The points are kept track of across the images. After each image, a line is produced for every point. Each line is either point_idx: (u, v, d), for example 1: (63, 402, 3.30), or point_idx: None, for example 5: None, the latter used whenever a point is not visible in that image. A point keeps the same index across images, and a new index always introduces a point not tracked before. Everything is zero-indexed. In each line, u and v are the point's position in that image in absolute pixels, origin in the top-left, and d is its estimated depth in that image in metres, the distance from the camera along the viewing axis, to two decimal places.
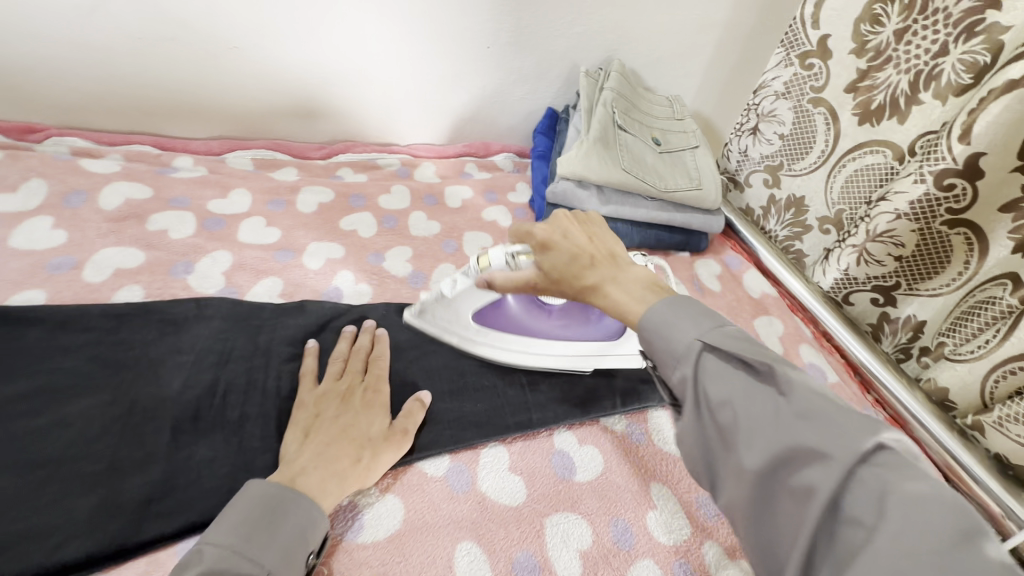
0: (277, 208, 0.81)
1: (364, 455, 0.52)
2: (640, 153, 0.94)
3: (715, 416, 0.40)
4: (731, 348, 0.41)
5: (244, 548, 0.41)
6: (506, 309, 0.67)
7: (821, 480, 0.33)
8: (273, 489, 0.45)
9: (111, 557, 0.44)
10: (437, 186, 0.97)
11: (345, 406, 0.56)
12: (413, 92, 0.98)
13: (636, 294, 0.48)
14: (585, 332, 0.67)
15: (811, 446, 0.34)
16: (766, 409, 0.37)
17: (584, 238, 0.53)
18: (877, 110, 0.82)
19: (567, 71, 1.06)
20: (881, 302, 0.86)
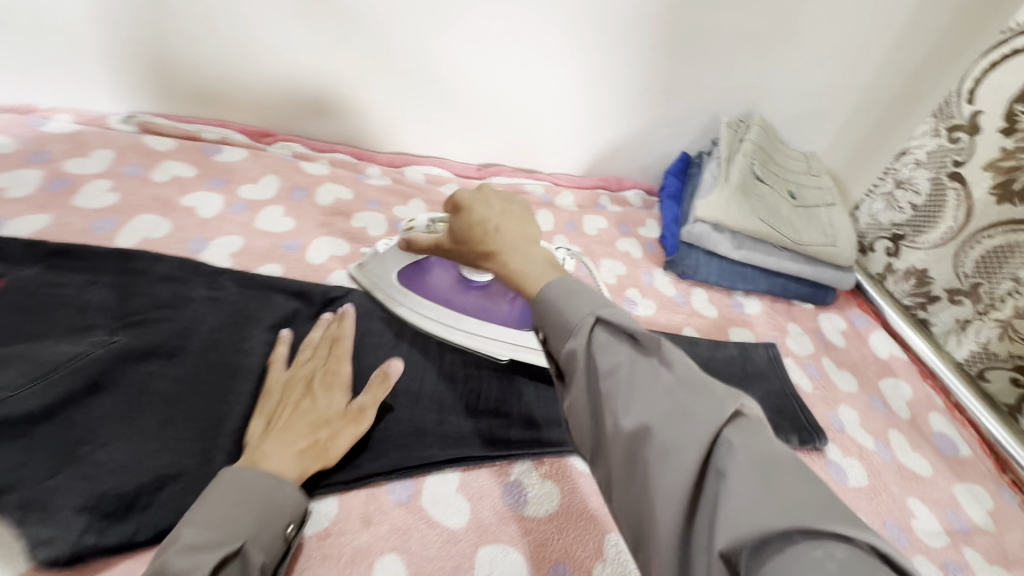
0: (446, 218, 0.94)
1: (321, 435, 0.52)
2: (776, 204, 0.98)
3: (597, 380, 0.40)
4: (611, 315, 0.42)
5: (219, 526, 0.42)
6: (429, 279, 0.72)
7: (694, 441, 0.35)
8: (242, 470, 0.46)
9: (346, 483, 0.55)
10: (576, 214, 1.07)
11: (299, 394, 0.55)
12: (564, 128, 1.09)
13: (538, 265, 0.48)
14: (500, 309, 0.70)
15: (679, 409, 0.36)
16: (642, 374, 0.38)
17: (497, 207, 0.52)
18: (1020, 192, 0.83)
19: (707, 120, 1.13)
20: (1022, 382, 0.85)
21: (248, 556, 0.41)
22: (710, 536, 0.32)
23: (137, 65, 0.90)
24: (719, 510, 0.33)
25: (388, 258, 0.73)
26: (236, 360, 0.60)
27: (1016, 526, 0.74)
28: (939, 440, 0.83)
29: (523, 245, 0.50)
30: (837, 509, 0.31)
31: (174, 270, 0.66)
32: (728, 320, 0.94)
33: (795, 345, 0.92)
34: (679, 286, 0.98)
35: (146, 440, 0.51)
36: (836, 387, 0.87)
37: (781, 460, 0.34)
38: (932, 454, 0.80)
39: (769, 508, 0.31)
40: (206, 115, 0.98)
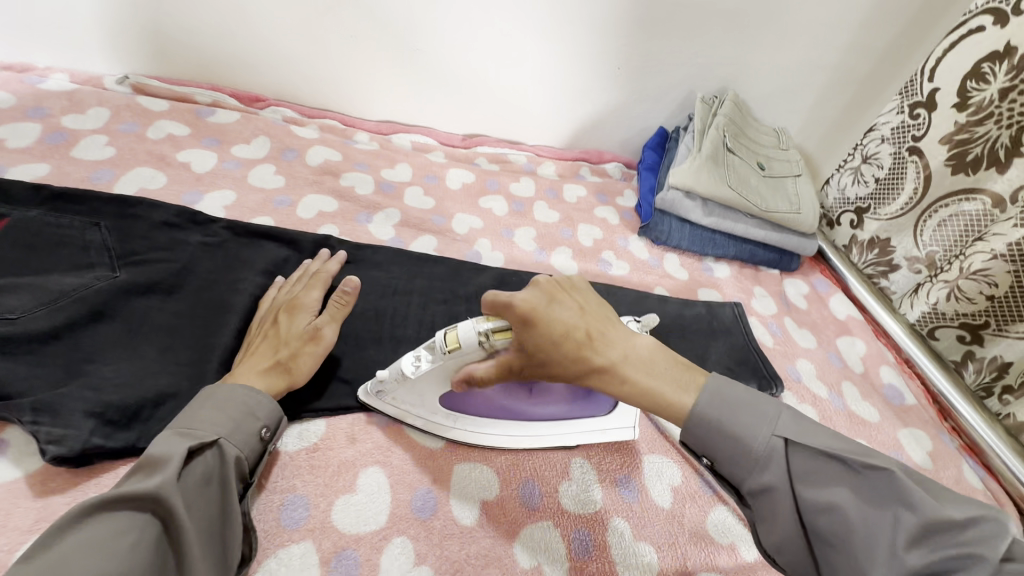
0: (431, 182, 0.98)
1: (281, 355, 0.57)
2: (745, 174, 1.04)
3: (731, 463, 0.49)
4: (723, 391, 0.51)
5: (196, 424, 0.47)
6: (477, 395, 0.59)
7: (849, 517, 0.43)
8: (217, 385, 0.52)
9: (332, 408, 0.59)
10: (557, 183, 1.12)
11: (268, 322, 0.61)
12: (547, 101, 1.13)
13: (657, 369, 0.53)
14: (570, 408, 0.62)
15: (777, 476, 0.47)
16: (768, 451, 0.48)
17: (577, 312, 0.54)
18: (973, 162, 0.90)
19: (684, 95, 1.18)
20: (967, 339, 0.92)
21: (223, 449, 0.47)
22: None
23: (131, 29, 0.93)
24: (859, 568, 0.42)
25: (432, 387, 0.57)
26: (230, 298, 0.64)
27: (951, 464, 0.80)
28: (888, 390, 0.89)
29: (620, 344, 0.54)
30: (944, 539, 0.40)
31: (170, 217, 0.70)
32: (698, 282, 1.00)
33: (760, 305, 0.98)
34: (653, 250, 1.03)
35: (148, 363, 0.56)
36: (796, 343, 0.93)
37: (892, 500, 0.43)
38: (880, 402, 0.87)
39: (907, 554, 0.40)
40: (199, 79, 1.01)
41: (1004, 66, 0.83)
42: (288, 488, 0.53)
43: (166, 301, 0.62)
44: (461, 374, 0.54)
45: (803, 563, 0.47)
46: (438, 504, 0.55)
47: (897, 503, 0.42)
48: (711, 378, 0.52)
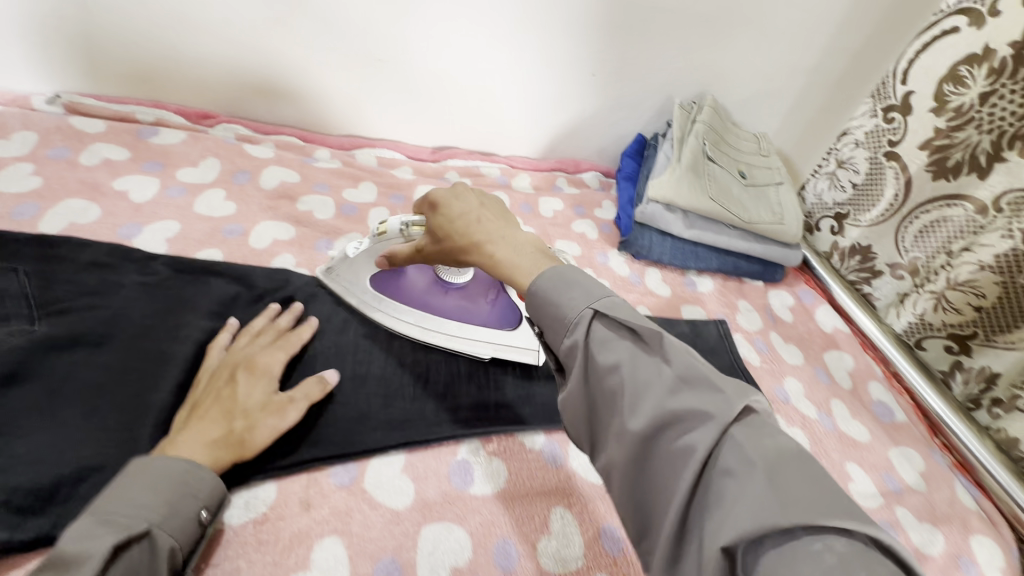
0: (398, 201, 0.92)
1: (237, 424, 0.51)
2: (726, 184, 1.00)
3: (551, 330, 0.46)
4: (565, 272, 0.47)
5: (123, 512, 0.41)
6: (405, 279, 0.70)
7: (624, 378, 0.41)
8: (150, 458, 0.45)
9: (287, 467, 0.54)
10: (532, 196, 1.07)
11: (220, 377, 0.54)
12: (519, 110, 1.08)
13: (522, 254, 0.51)
14: (478, 311, 0.69)
15: (577, 337, 0.43)
16: (577, 320, 0.44)
17: (476, 202, 0.55)
18: (953, 168, 0.87)
19: (661, 101, 1.14)
20: (955, 350, 0.89)
21: (154, 540, 0.41)
22: (643, 465, 0.39)
23: (61, 42, 0.85)
24: (660, 445, 0.38)
25: (365, 266, 0.68)
26: (167, 346, 0.58)
27: (944, 485, 0.78)
28: (877, 407, 0.87)
29: (506, 235, 0.53)
30: (749, 441, 0.36)
31: (101, 257, 0.64)
32: (680, 298, 0.96)
33: (745, 321, 0.95)
34: (634, 266, 0.99)
35: (68, 431, 0.50)
36: (783, 360, 0.90)
37: (698, 379, 0.39)
38: (870, 421, 0.84)
39: (687, 440, 0.37)
40: (141, 95, 0.93)
41: (981, 70, 0.81)
42: (232, 571, 0.47)
43: (92, 354, 0.55)
44: (381, 258, 0.65)
45: (585, 427, 0.44)
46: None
47: (710, 387, 0.39)
48: (561, 264, 0.48)
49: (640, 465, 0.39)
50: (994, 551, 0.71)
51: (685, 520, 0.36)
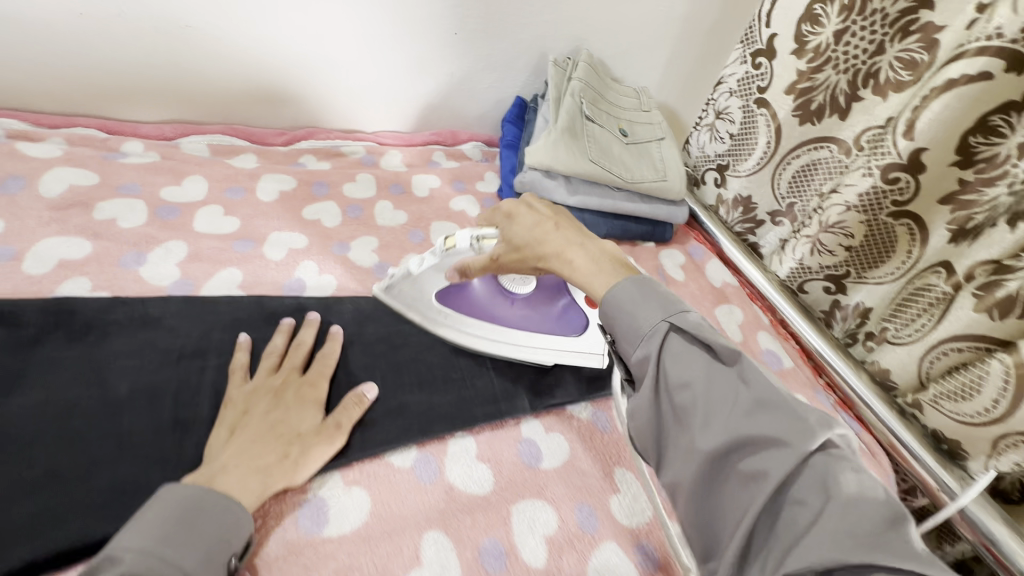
0: (235, 196, 0.78)
1: (292, 450, 0.51)
2: (606, 143, 0.95)
3: (625, 340, 0.50)
4: (647, 283, 0.51)
5: (163, 549, 0.39)
6: (470, 294, 0.71)
7: (696, 394, 0.44)
8: (190, 492, 0.43)
9: (72, 556, 0.43)
10: (404, 174, 0.96)
11: (277, 403, 0.54)
12: (375, 79, 0.97)
13: (600, 265, 0.55)
14: (544, 321, 0.70)
15: (653, 348, 0.47)
16: (652, 333, 0.48)
17: (548, 210, 0.61)
18: (817, 111, 0.87)
19: (536, 60, 1.06)
20: (833, 290, 0.91)
21: None
22: (712, 482, 0.42)
23: None
24: (730, 463, 0.41)
25: (435, 279, 0.70)
26: None
27: None
28: (766, 356, 0.88)
29: (581, 242, 0.58)
30: (822, 468, 0.39)
31: None
32: None
33: None
34: None
35: None
36: None
37: (779, 404, 0.41)
38: None
39: (757, 462, 0.40)
40: None
41: (835, 7, 0.80)
42: None
43: None
44: (454, 267, 0.68)
45: (654, 439, 0.47)
46: None
47: (788, 414, 0.41)
48: (642, 275, 0.53)
49: (716, 472, 0.42)
50: None
51: (753, 541, 0.40)
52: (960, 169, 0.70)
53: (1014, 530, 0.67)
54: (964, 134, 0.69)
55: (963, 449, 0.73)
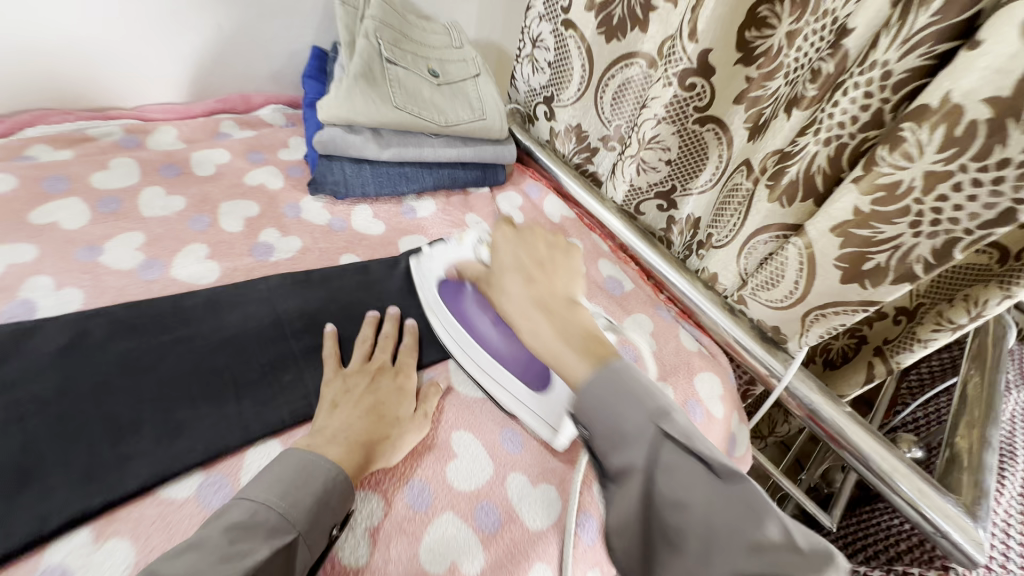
0: None
1: (392, 432, 0.55)
2: (413, 86, 0.86)
3: (604, 439, 0.45)
4: (615, 369, 0.46)
5: (279, 508, 0.45)
6: (465, 291, 0.66)
7: (690, 517, 0.40)
8: (308, 456, 0.48)
9: None
10: (180, 152, 0.81)
11: (375, 387, 0.58)
12: (115, 40, 0.80)
13: (570, 338, 0.49)
14: (517, 357, 0.62)
15: (638, 457, 0.42)
16: (641, 440, 0.43)
17: (533, 243, 0.59)
18: (619, 26, 0.84)
19: (322, 0, 0.93)
20: (665, 207, 0.92)
21: (294, 553, 0.44)
22: None
23: None
24: None
25: (438, 268, 0.69)
26: None
27: (671, 338, 0.82)
28: (609, 283, 0.87)
29: (559, 327, 0.50)
30: (697, 476, 0.41)
31: None
32: (399, 231, 0.83)
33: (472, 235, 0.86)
34: (336, 209, 0.82)
35: None
36: None
37: (748, 554, 0.37)
38: (604, 299, 0.84)
39: None
40: None
41: None
42: None
43: None
44: (449, 266, 0.67)
45: (636, 552, 0.43)
46: None
47: (812, 569, 0.36)
48: (619, 360, 0.47)
49: (704, 560, 0.38)
50: (713, 382, 0.78)
51: None
52: (744, 66, 0.71)
53: (825, 393, 0.75)
54: (740, 29, 0.69)
55: (782, 335, 0.77)
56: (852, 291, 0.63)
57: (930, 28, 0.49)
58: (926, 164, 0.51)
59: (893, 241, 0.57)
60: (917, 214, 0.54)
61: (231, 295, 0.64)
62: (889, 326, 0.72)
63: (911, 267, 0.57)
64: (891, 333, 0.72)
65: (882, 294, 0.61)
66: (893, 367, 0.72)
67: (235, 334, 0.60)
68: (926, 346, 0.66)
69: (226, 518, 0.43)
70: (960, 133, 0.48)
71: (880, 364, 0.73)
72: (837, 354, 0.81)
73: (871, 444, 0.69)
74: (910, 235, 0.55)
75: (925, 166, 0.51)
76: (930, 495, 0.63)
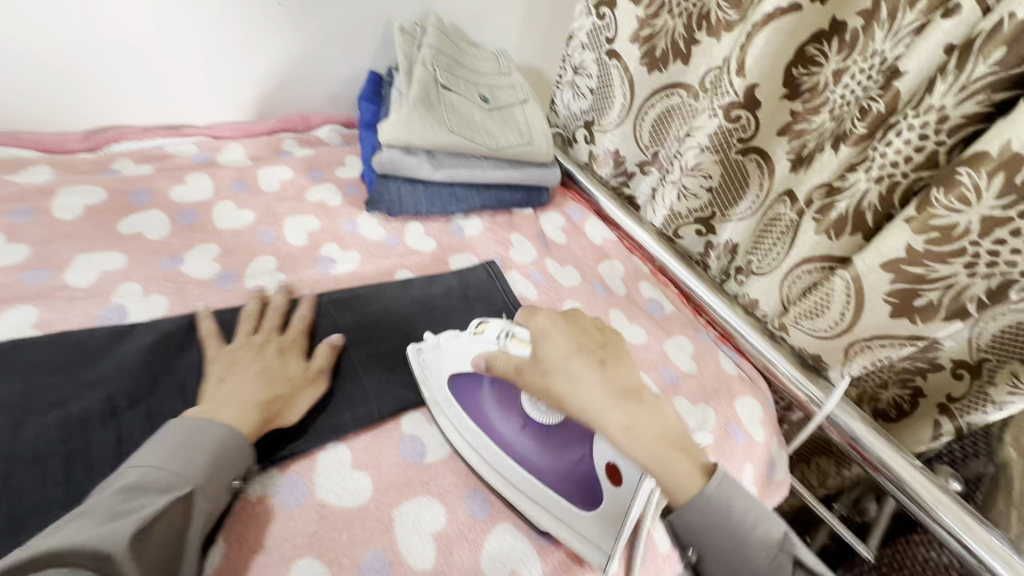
0: (23, 219, 0.66)
1: (279, 396, 0.55)
2: (467, 110, 0.91)
3: (711, 555, 0.49)
4: (730, 515, 0.48)
5: (173, 468, 0.45)
6: (480, 399, 0.60)
7: (727, 508, 0.48)
8: (194, 423, 0.48)
9: None
10: (247, 169, 0.86)
11: (263, 356, 0.58)
12: (194, 66, 0.86)
13: (637, 439, 0.50)
14: (557, 470, 0.56)
15: (761, 547, 0.48)
16: (740, 551, 0.48)
17: (594, 367, 0.53)
18: (662, 58, 0.87)
19: (382, 29, 0.98)
20: (704, 232, 0.93)
21: (194, 507, 0.45)
22: None
23: None
24: None
25: (445, 361, 0.60)
26: None
27: (711, 361, 0.83)
28: (650, 305, 0.90)
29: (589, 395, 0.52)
30: (768, 546, 0.48)
31: None
32: (449, 248, 0.87)
33: (518, 255, 0.90)
34: (390, 226, 0.86)
35: None
36: (561, 284, 0.87)
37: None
38: (645, 320, 0.86)
39: None
40: None
41: None
42: None
43: None
44: (477, 360, 0.57)
45: None
46: None
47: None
48: (715, 471, 0.50)
49: None
50: (754, 408, 0.79)
51: None
52: (789, 101, 0.74)
53: (866, 422, 0.75)
54: (788, 66, 0.72)
55: (823, 361, 0.79)
56: (901, 325, 0.67)
57: (989, 78, 0.53)
58: (983, 209, 0.55)
59: (945, 279, 0.61)
60: (973, 254, 0.58)
61: (298, 305, 0.67)
62: (948, 380, 0.72)
63: (964, 305, 0.62)
64: (955, 390, 0.72)
65: (931, 329, 0.65)
66: (963, 426, 0.71)
67: (302, 342, 0.63)
68: (1003, 409, 0.67)
69: (113, 487, 0.43)
70: (1019, 181, 0.53)
71: (948, 423, 0.73)
72: (890, 407, 0.80)
73: (917, 477, 0.69)
74: (965, 274, 0.60)
75: (982, 212, 0.56)
76: (975, 528, 0.63)
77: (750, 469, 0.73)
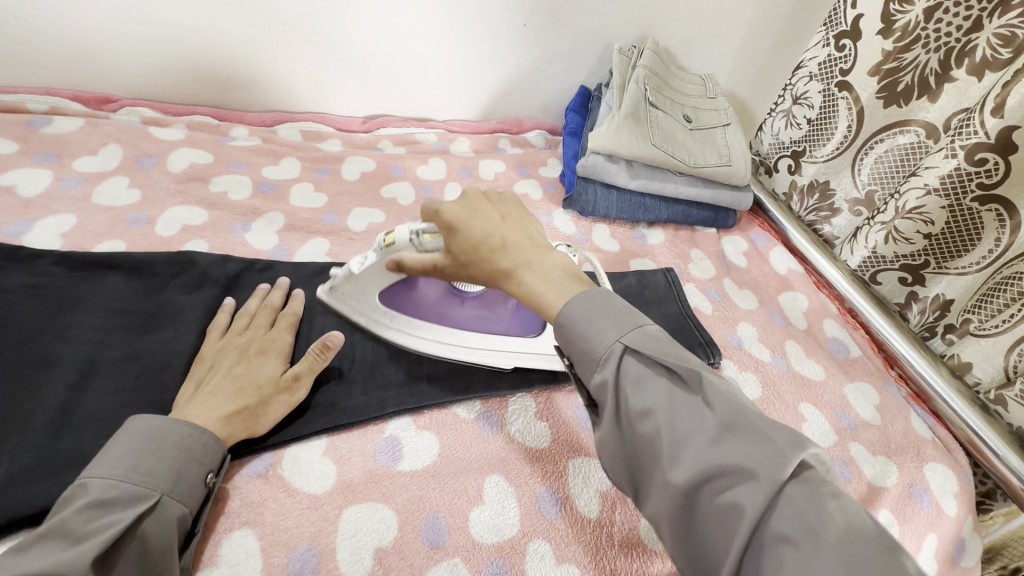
0: (324, 175, 0.88)
1: (251, 402, 0.53)
2: (671, 129, 0.96)
3: (581, 362, 0.45)
4: (626, 389, 0.42)
5: (134, 476, 0.45)
6: (420, 298, 0.63)
7: (662, 423, 0.39)
8: (156, 424, 0.48)
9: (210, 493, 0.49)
10: (472, 159, 1.02)
11: (244, 356, 0.57)
12: (447, 73, 1.02)
13: (553, 281, 0.49)
14: (495, 322, 0.65)
15: (611, 375, 0.42)
16: (609, 356, 0.43)
17: (497, 217, 0.52)
18: (904, 92, 0.82)
19: (602, 49, 1.07)
20: (909, 281, 0.85)
21: (165, 510, 0.45)
22: (688, 519, 0.38)
23: None
24: (706, 500, 0.37)
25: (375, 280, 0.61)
26: (51, 348, 0.56)
27: (900, 417, 0.77)
28: (832, 344, 0.86)
29: (527, 255, 0.50)
30: (810, 505, 0.34)
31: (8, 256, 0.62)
32: (630, 252, 0.93)
33: (697, 269, 0.92)
34: (580, 224, 0.96)
35: None
36: (736, 305, 0.88)
37: (753, 443, 0.37)
38: (825, 358, 0.82)
39: (733, 495, 0.36)
40: (31, 83, 0.87)
41: None
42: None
43: None
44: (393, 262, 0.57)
45: (621, 467, 0.43)
46: (321, 562, 0.48)
47: (750, 473, 0.36)
48: (591, 288, 0.47)
49: (690, 518, 0.38)
50: (947, 477, 0.71)
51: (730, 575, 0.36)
52: None
53: None
54: None
55: None
56: None
57: None
58: None
59: None
60: None
61: None
62: None
63: None
64: None
65: None
66: None
67: None
68: None
69: (76, 505, 0.42)
70: None
71: None
72: None
73: None
74: None
75: None
76: None
77: (932, 540, 0.68)
